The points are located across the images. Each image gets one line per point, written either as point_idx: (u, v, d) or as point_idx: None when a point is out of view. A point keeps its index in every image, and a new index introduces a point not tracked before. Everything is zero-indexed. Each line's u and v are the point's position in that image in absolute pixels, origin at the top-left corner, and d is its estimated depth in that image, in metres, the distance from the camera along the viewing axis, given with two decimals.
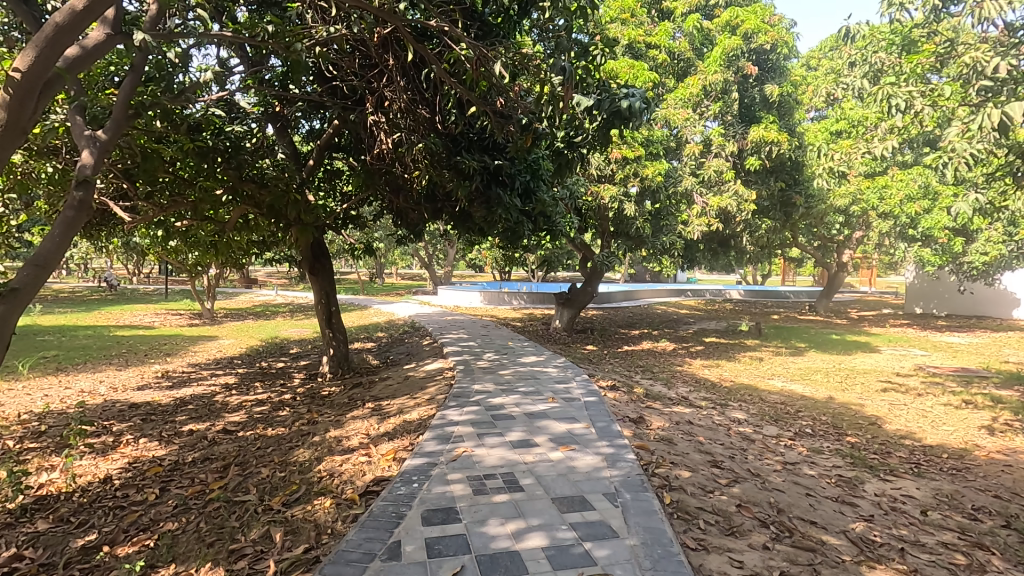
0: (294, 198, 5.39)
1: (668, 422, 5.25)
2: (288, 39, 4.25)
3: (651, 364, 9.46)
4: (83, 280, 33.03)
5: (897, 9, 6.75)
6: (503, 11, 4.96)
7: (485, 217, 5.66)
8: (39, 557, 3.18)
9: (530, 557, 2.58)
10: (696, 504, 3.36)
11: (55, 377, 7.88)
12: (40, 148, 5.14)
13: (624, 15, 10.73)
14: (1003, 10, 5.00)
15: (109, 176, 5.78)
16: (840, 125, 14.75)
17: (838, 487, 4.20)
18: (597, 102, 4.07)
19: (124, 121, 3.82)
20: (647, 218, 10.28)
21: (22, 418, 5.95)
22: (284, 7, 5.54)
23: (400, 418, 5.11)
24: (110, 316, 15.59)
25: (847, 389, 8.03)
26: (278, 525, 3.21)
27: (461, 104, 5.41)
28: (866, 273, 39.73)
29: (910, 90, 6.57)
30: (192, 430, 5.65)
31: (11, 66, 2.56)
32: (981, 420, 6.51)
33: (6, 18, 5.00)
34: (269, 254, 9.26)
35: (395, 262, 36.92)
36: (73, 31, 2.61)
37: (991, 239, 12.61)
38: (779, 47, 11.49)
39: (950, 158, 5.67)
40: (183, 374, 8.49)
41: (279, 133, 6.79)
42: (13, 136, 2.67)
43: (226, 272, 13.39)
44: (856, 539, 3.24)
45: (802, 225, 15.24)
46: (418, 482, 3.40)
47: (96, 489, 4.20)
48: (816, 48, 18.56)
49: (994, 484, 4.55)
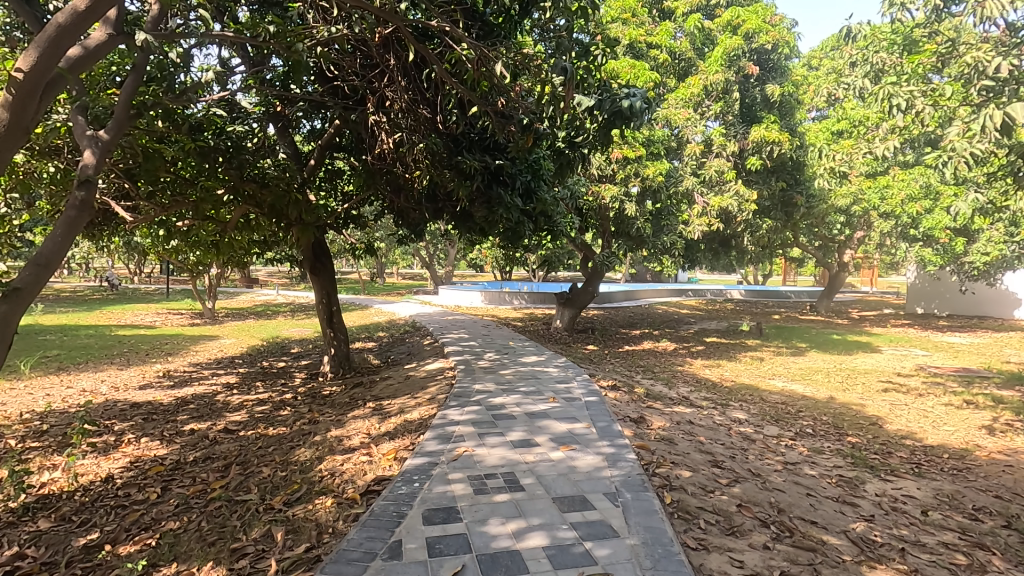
0: (295, 198, 5.38)
1: (669, 422, 5.26)
2: (290, 39, 4.23)
3: (652, 364, 9.46)
4: (85, 280, 33.03)
5: (899, 9, 6.73)
6: (504, 11, 4.97)
7: (486, 217, 5.65)
8: (41, 556, 3.19)
9: (530, 557, 2.58)
10: (696, 504, 3.36)
11: (56, 376, 7.89)
12: (42, 148, 5.15)
13: (625, 15, 10.74)
14: (1005, 9, 4.99)
15: (111, 176, 5.78)
16: (841, 125, 14.74)
17: (839, 487, 4.19)
18: (598, 102, 4.06)
19: (126, 121, 3.84)
20: (648, 218, 10.28)
21: (24, 417, 5.94)
22: (285, 6, 5.53)
23: (401, 417, 5.12)
24: (111, 316, 15.60)
25: (848, 389, 8.03)
26: (279, 524, 3.21)
27: (462, 104, 5.40)
28: (867, 272, 39.70)
29: (911, 90, 6.56)
30: (193, 430, 5.64)
31: (13, 67, 2.57)
32: (981, 420, 6.52)
33: (8, 17, 5.01)
34: (271, 253, 9.27)
35: (396, 261, 36.92)
36: (75, 32, 2.61)
37: (992, 239, 12.62)
38: (780, 47, 11.47)
39: (951, 157, 5.67)
40: (184, 373, 8.48)
41: (280, 133, 6.80)
42: (17, 137, 2.69)
43: (227, 271, 13.38)
44: (856, 539, 3.24)
45: (803, 225, 15.23)
46: (418, 482, 3.40)
47: (98, 488, 4.21)
48: (818, 48, 18.55)
49: (995, 484, 4.56)
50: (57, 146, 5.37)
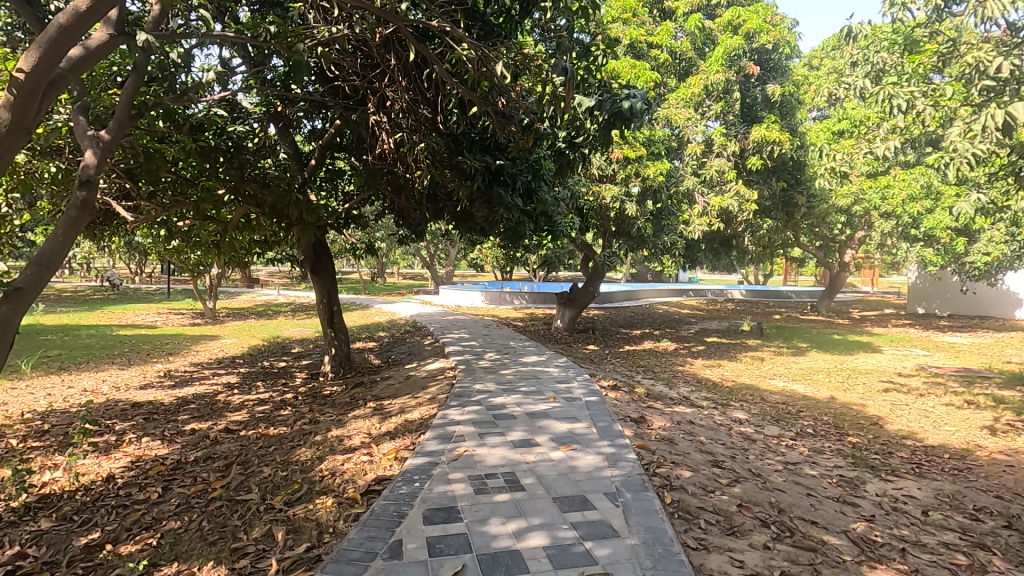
0: (296, 198, 5.37)
1: (670, 422, 5.27)
2: (291, 39, 4.23)
3: (653, 364, 9.46)
4: (86, 280, 33.02)
5: (899, 9, 6.71)
6: (504, 11, 4.97)
7: (487, 217, 5.64)
8: (42, 555, 3.20)
9: (530, 557, 2.59)
10: (697, 504, 3.36)
11: (57, 376, 7.89)
12: (43, 148, 5.16)
13: (625, 15, 10.75)
14: (1007, 10, 4.98)
15: (112, 176, 5.79)
16: (842, 125, 14.74)
17: (840, 487, 4.19)
18: (599, 102, 4.06)
19: (127, 121, 3.84)
20: (649, 218, 10.28)
21: (25, 417, 5.95)
22: (287, 6, 5.54)
23: (402, 416, 5.14)
24: (112, 315, 15.62)
25: (849, 389, 8.02)
26: (280, 524, 3.22)
27: (463, 105, 5.41)
28: (868, 272, 39.67)
29: (912, 90, 6.56)
30: (194, 430, 5.64)
31: (14, 68, 2.57)
32: (983, 420, 6.51)
33: (11, 18, 5.03)
34: (272, 253, 9.28)
35: (397, 261, 36.94)
36: (77, 31, 2.61)
37: (993, 239, 12.60)
38: (781, 47, 11.46)
39: (952, 157, 5.66)
40: (185, 373, 8.48)
41: (281, 133, 6.79)
42: (18, 137, 2.69)
43: (228, 271, 13.39)
44: (857, 539, 3.24)
45: (804, 225, 15.22)
46: (419, 482, 3.40)
47: (99, 488, 4.21)
48: (819, 48, 18.53)
49: (996, 484, 4.55)
50: (59, 146, 5.37)
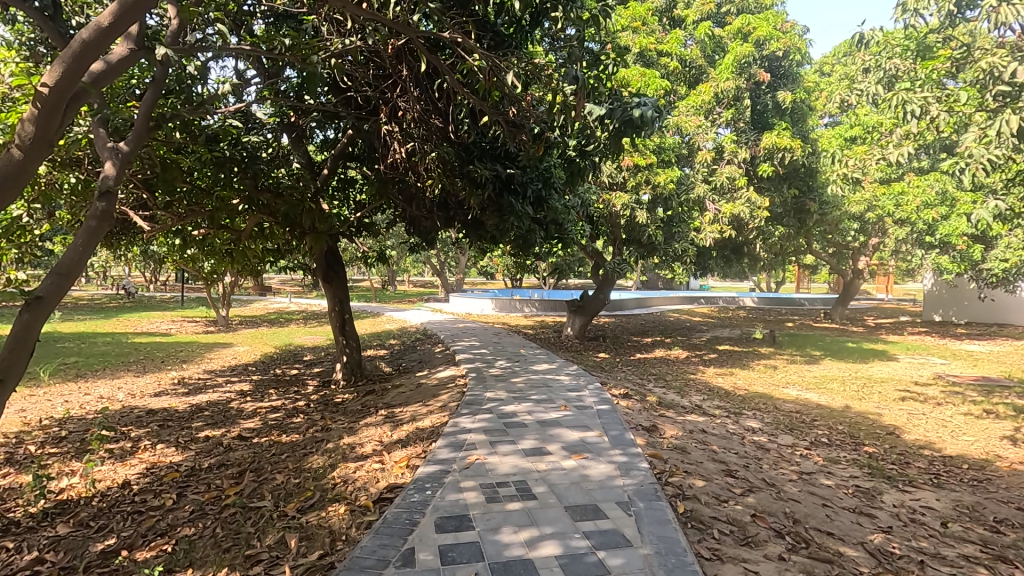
0: (308, 207, 5.48)
1: (683, 430, 5.24)
2: (305, 52, 4.44)
3: (664, 372, 9.38)
4: (101, 287, 33.50)
5: (911, 14, 6.68)
6: (515, 21, 4.91)
7: (497, 225, 5.67)
8: (60, 560, 3.25)
9: (544, 566, 2.57)
10: (710, 514, 3.33)
11: (74, 383, 8.03)
12: (63, 158, 5.31)
13: (635, 24, 10.80)
14: (1022, 15, 4.90)
15: (130, 187, 5.92)
16: (855, 131, 14.68)
17: (857, 498, 4.13)
18: (609, 111, 4.17)
19: (146, 132, 3.89)
20: (659, 225, 10.14)
21: (44, 423, 6.08)
22: (300, 19, 5.71)
23: (414, 424, 5.14)
24: (130, 322, 15.93)
25: (864, 398, 7.88)
26: (293, 530, 3.24)
27: (473, 114, 5.49)
28: (883, 280, 39.37)
29: (926, 95, 6.50)
30: (208, 436, 5.72)
31: (39, 82, 2.63)
32: (1002, 430, 6.38)
33: (34, 33, 5.25)
34: (285, 261, 9.33)
35: (408, 270, 37.21)
36: (98, 47, 2.67)
37: (1012, 245, 12.35)
38: (791, 54, 11.26)
39: (968, 163, 5.57)
40: (199, 380, 8.59)
41: (295, 142, 6.82)
42: (42, 149, 2.72)
43: (241, 280, 13.50)
44: (873, 551, 3.19)
45: (817, 233, 14.97)
46: (431, 490, 3.40)
47: (115, 494, 4.26)
48: (831, 55, 18.53)
49: (1016, 496, 4.46)
50: (78, 158, 5.66)
